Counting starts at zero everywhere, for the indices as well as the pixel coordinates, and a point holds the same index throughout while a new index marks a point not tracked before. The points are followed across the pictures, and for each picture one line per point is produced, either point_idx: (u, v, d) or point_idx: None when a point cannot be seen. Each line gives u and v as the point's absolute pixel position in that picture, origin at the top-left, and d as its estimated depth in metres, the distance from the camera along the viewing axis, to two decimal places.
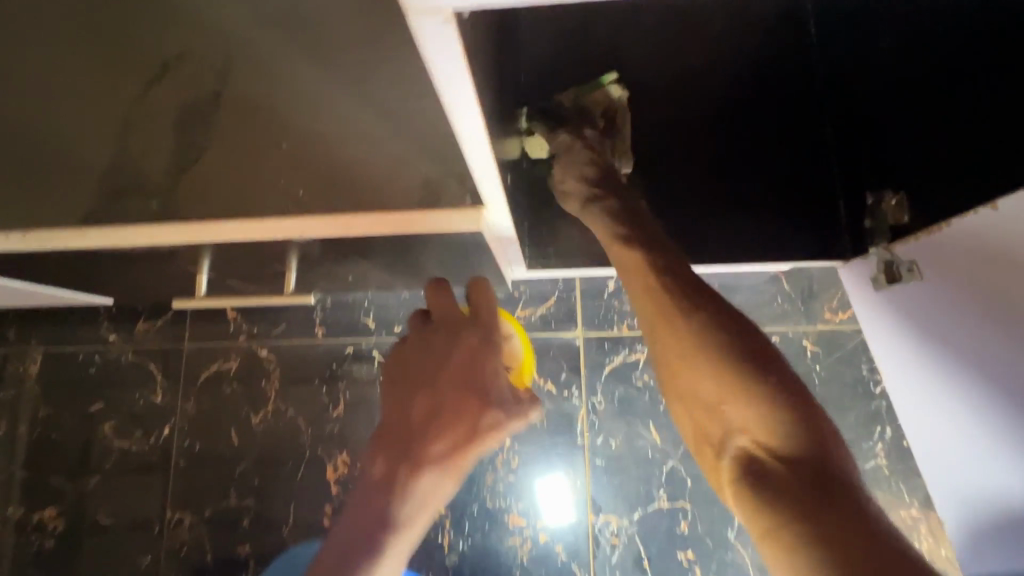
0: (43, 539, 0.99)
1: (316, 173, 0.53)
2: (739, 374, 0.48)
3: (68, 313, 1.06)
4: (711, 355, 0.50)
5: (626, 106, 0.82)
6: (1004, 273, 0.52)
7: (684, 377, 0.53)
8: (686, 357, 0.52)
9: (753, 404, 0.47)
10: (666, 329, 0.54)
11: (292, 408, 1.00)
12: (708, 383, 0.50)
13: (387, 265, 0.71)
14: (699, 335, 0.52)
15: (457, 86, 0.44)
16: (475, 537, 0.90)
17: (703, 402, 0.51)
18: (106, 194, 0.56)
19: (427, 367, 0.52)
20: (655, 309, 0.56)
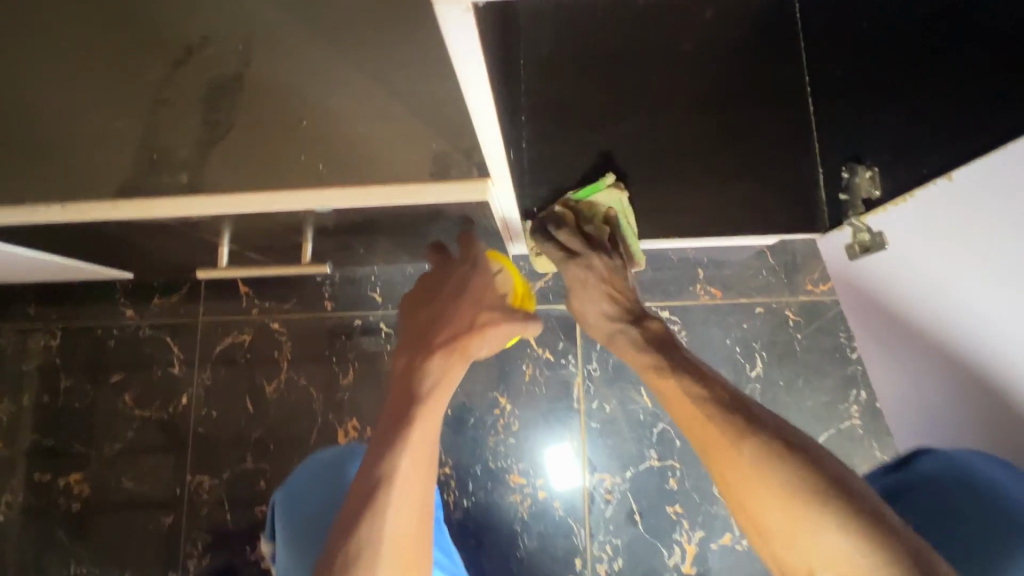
0: (70, 502, 1.05)
1: (336, 148, 0.57)
2: (823, 507, 0.40)
3: (87, 288, 1.11)
4: (765, 473, 0.42)
5: (626, 205, 0.87)
6: (991, 231, 0.56)
7: (750, 509, 0.44)
8: (738, 482, 0.44)
9: (848, 541, 0.38)
10: (707, 449, 0.47)
11: (304, 377, 1.05)
12: (774, 511, 0.42)
13: (396, 237, 0.76)
14: (744, 448, 0.44)
15: (472, 67, 0.48)
16: (478, 494, 0.96)
17: (779, 537, 0.42)
18: (139, 168, 0.60)
19: (434, 294, 0.64)
20: (690, 421, 0.49)
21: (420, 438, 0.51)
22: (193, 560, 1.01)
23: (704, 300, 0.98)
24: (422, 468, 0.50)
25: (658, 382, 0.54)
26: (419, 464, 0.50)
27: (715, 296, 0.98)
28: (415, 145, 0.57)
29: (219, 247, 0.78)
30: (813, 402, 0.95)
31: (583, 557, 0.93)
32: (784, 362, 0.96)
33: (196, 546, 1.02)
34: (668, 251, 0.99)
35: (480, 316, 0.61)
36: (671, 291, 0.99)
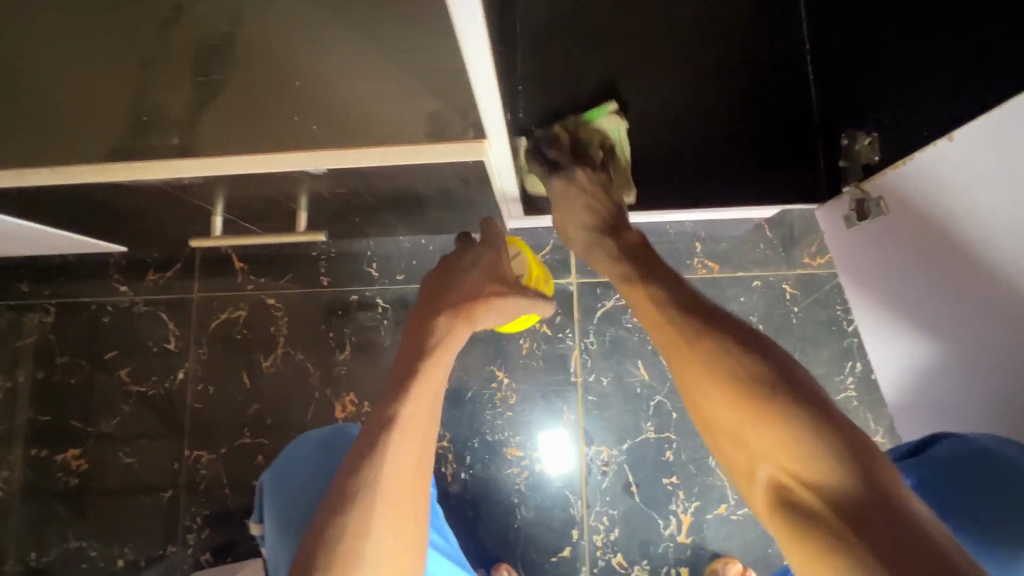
0: (68, 477, 1.05)
1: (329, 107, 0.56)
2: (768, 398, 0.43)
3: (80, 264, 1.10)
4: (719, 373, 0.47)
5: (625, 137, 0.83)
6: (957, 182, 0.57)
7: (707, 408, 0.48)
8: (699, 383, 0.48)
9: (786, 427, 0.42)
10: (677, 354, 0.51)
11: (301, 352, 1.05)
12: (725, 410, 0.46)
13: (392, 206, 0.75)
14: (711, 354, 0.48)
15: (468, 12, 0.47)
16: (476, 467, 0.96)
17: (730, 430, 0.46)
18: (130, 129, 0.59)
19: (449, 268, 0.65)
20: (663, 331, 0.53)
21: (420, 414, 0.51)
22: (192, 533, 1.02)
23: (702, 274, 0.98)
24: (420, 446, 0.50)
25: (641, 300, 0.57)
26: (416, 439, 0.50)
27: (712, 269, 0.98)
28: (411, 105, 0.56)
29: (213, 217, 0.77)
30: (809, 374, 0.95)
31: (580, 528, 0.94)
32: (781, 335, 0.96)
33: (195, 520, 1.02)
34: (666, 224, 0.99)
35: (491, 288, 0.61)
36: (669, 264, 0.99)
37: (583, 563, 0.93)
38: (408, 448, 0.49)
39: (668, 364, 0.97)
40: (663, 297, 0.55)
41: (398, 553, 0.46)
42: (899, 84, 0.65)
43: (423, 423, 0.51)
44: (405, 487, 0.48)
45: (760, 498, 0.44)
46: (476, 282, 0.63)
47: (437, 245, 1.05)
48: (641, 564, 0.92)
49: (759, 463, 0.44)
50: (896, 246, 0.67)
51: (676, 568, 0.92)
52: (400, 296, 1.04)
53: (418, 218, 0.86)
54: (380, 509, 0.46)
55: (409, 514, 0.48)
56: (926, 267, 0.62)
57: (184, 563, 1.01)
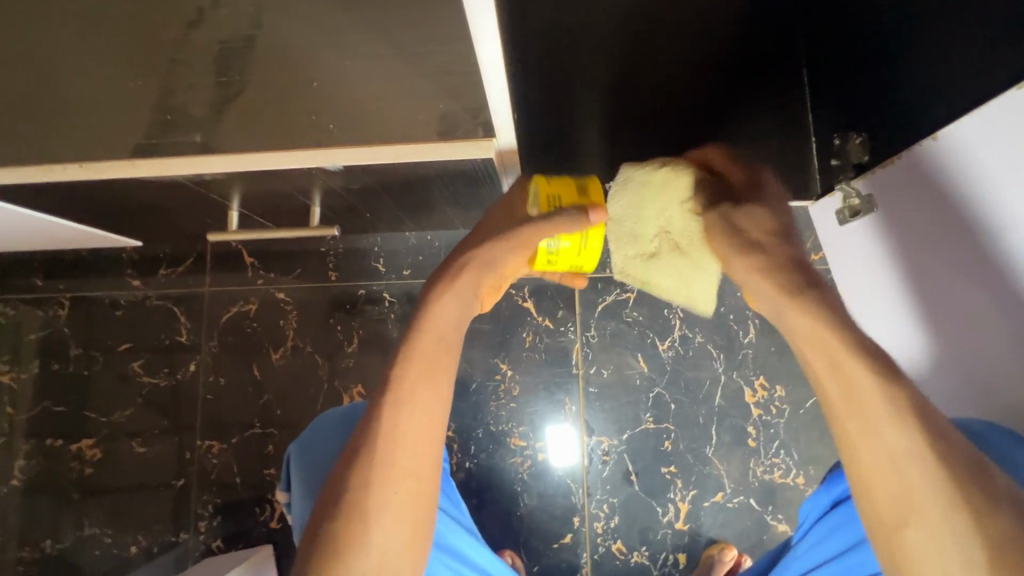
0: (83, 466, 1.08)
1: (345, 108, 0.59)
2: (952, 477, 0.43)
3: (94, 260, 1.13)
4: (922, 452, 0.44)
5: None
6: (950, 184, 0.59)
7: (886, 473, 0.45)
8: (872, 455, 0.46)
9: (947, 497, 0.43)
10: (847, 417, 0.46)
11: (310, 345, 1.08)
12: (918, 485, 0.44)
13: (402, 201, 0.78)
14: (898, 428, 0.44)
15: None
16: (480, 456, 0.99)
17: (887, 503, 0.46)
18: (155, 128, 0.62)
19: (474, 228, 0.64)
20: (842, 389, 0.46)
21: (418, 384, 0.56)
22: (204, 521, 1.05)
23: None
24: (422, 411, 0.56)
25: (791, 328, 0.49)
26: (421, 403, 0.56)
27: None
28: (422, 106, 0.58)
29: (229, 211, 0.80)
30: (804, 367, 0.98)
31: (581, 515, 0.97)
32: (776, 329, 0.99)
33: (207, 508, 1.05)
34: None
35: (481, 250, 0.60)
36: None
37: (584, 549, 0.96)
38: (409, 415, 0.55)
39: (666, 357, 1.00)
40: (842, 333, 0.46)
41: (399, 504, 0.54)
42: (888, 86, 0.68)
43: (424, 392, 0.56)
44: (405, 449, 0.55)
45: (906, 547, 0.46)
46: (484, 236, 0.61)
47: (442, 241, 1.08)
48: (639, 550, 0.95)
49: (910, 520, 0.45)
50: (937, 250, 0.62)
51: (673, 554, 0.95)
52: (406, 290, 1.07)
53: (425, 213, 0.89)
54: (379, 468, 0.54)
55: (411, 471, 0.55)
56: (975, 276, 0.58)
57: (197, 550, 1.04)
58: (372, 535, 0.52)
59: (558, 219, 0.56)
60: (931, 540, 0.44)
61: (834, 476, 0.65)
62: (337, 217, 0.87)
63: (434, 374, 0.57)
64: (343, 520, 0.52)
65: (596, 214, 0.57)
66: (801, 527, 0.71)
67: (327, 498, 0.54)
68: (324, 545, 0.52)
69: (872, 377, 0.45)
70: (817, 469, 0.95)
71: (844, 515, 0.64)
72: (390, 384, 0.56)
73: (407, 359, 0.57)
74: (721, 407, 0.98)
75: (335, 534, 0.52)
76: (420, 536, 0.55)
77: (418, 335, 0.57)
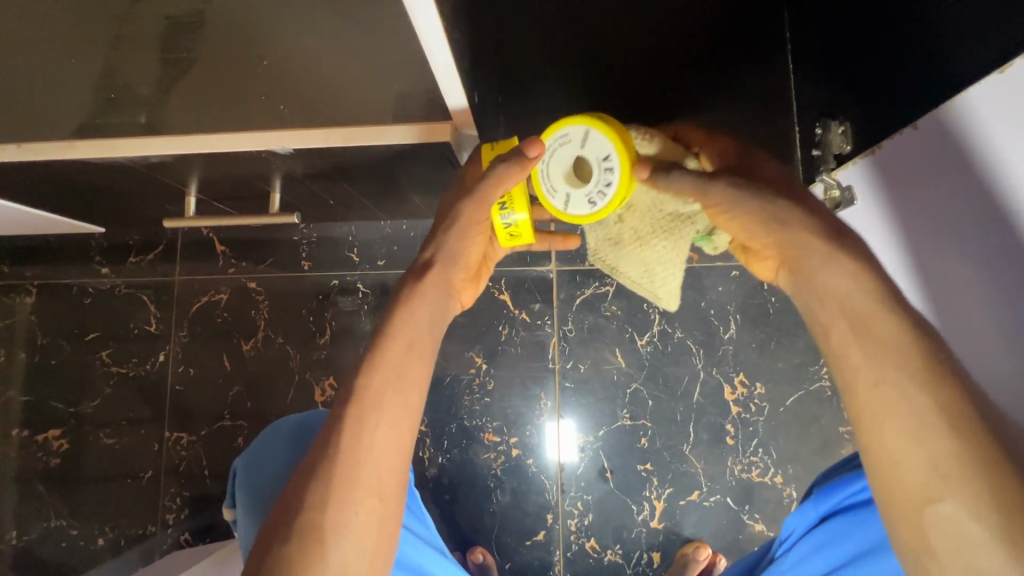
0: (49, 457, 1.06)
1: (295, 89, 0.56)
2: (963, 435, 0.41)
3: (61, 246, 1.10)
4: (924, 406, 0.42)
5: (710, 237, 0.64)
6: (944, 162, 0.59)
7: (905, 436, 0.43)
8: (903, 420, 0.43)
9: (968, 456, 0.41)
10: (875, 379, 0.44)
11: (281, 336, 1.05)
12: (926, 443, 0.42)
13: (368, 187, 0.76)
14: (929, 386, 0.42)
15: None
16: (453, 452, 0.97)
17: (911, 473, 0.43)
18: (98, 107, 0.59)
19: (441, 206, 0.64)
20: (871, 349, 0.45)
21: (386, 395, 0.54)
22: (172, 514, 1.03)
23: None
24: (390, 427, 0.54)
25: (817, 285, 0.48)
26: (388, 414, 0.54)
27: (690, 257, 0.98)
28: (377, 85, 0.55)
29: (188, 197, 0.79)
30: (785, 364, 0.95)
31: (554, 512, 0.95)
32: (756, 325, 0.97)
33: (175, 501, 1.03)
34: None
35: (438, 241, 0.61)
36: None
37: (557, 546, 0.94)
38: (377, 429, 0.53)
39: (645, 352, 0.97)
40: (873, 290, 0.45)
41: (362, 525, 0.51)
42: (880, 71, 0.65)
43: (392, 405, 0.54)
44: (371, 465, 0.52)
45: (933, 525, 0.42)
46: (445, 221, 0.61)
47: (418, 231, 1.05)
48: (613, 548, 0.94)
49: (935, 493, 0.42)
50: (943, 223, 0.61)
51: (647, 553, 0.93)
52: (379, 281, 1.05)
53: (395, 200, 0.86)
54: (342, 486, 0.51)
55: (375, 490, 0.52)
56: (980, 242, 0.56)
57: (164, 543, 1.02)
58: (330, 559, 0.49)
59: (496, 171, 0.54)
60: (964, 513, 0.41)
61: (820, 493, 0.65)
62: (302, 203, 0.85)
63: (403, 385, 0.55)
64: (297, 543, 0.49)
65: (533, 149, 0.54)
66: (785, 543, 0.70)
67: (281, 520, 0.51)
68: (273, 569, 0.49)
69: (904, 336, 0.44)
70: (796, 468, 0.93)
71: (829, 532, 0.63)
72: (355, 394, 0.54)
73: (373, 368, 0.55)
74: (699, 404, 0.96)
75: (287, 559, 0.49)
76: (383, 555, 0.53)
77: (389, 341, 0.56)
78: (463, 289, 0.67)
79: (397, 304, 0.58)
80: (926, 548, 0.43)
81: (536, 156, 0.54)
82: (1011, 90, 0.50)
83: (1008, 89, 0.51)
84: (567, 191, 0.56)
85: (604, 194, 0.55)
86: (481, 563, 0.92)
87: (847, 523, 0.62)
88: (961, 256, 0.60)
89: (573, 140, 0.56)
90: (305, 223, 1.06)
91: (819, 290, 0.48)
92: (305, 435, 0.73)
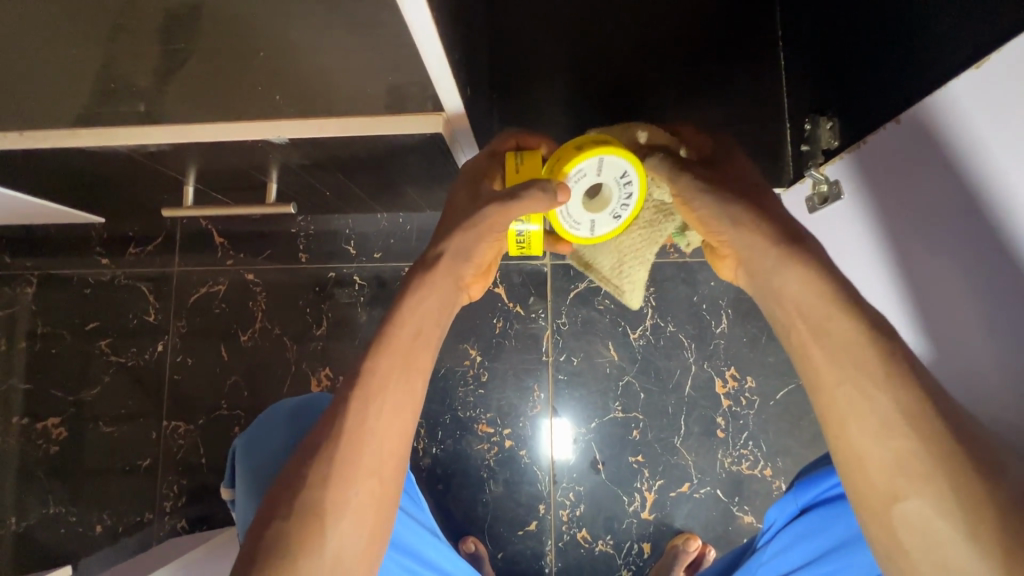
0: (48, 445, 1.07)
1: (289, 82, 0.57)
2: (925, 435, 0.43)
3: (62, 237, 1.11)
4: (885, 407, 0.44)
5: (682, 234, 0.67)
6: (920, 160, 0.59)
7: (869, 436, 0.45)
8: (863, 419, 0.45)
9: (926, 455, 0.42)
10: (837, 379, 0.46)
11: (278, 327, 1.07)
12: (889, 444, 0.44)
13: (364, 177, 0.77)
14: (885, 386, 0.44)
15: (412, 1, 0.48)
16: (447, 443, 0.99)
17: (878, 471, 0.45)
18: (97, 97, 0.59)
19: (453, 203, 0.63)
20: (831, 351, 0.47)
21: (391, 379, 0.56)
22: (170, 502, 1.04)
23: (673, 258, 1.00)
24: (393, 411, 0.55)
25: (774, 287, 0.50)
26: (389, 404, 0.55)
27: (683, 252, 0.99)
28: (370, 77, 0.56)
29: (186, 187, 0.81)
30: (775, 358, 0.97)
31: (546, 503, 0.96)
32: (748, 319, 0.98)
33: (173, 489, 1.04)
34: None
35: (445, 241, 0.60)
36: None
37: (549, 536, 0.95)
38: (379, 413, 0.55)
39: (637, 345, 0.98)
40: (827, 292, 0.47)
41: (361, 507, 0.53)
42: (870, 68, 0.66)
43: (396, 390, 0.56)
44: (371, 449, 0.54)
45: (899, 522, 0.44)
46: (454, 220, 0.61)
47: (415, 224, 1.06)
48: (604, 539, 0.95)
49: (899, 491, 0.44)
50: (916, 224, 0.61)
51: (638, 543, 0.94)
52: (376, 273, 1.06)
53: (391, 192, 0.87)
54: (344, 467, 0.53)
55: (375, 472, 0.54)
56: (950, 243, 0.57)
57: (161, 530, 1.03)
58: (328, 541, 0.51)
59: (524, 198, 0.54)
60: (928, 507, 0.42)
61: (802, 485, 0.65)
62: (299, 194, 0.86)
63: (407, 370, 0.57)
64: (297, 520, 0.51)
65: (562, 195, 0.54)
66: (766, 534, 0.71)
67: (282, 497, 0.52)
68: (273, 543, 0.50)
69: (858, 335, 0.46)
70: (785, 461, 0.94)
71: (809, 524, 0.65)
72: (362, 376, 0.56)
73: (380, 353, 0.57)
74: (690, 397, 0.97)
75: (288, 535, 0.50)
76: (376, 546, 0.54)
77: (397, 327, 0.58)
78: (474, 285, 0.66)
79: (406, 293, 0.59)
80: (890, 544, 0.45)
81: (563, 202, 0.54)
82: (971, 99, 0.52)
83: (969, 96, 0.52)
84: (591, 218, 0.58)
85: (627, 206, 0.59)
86: (474, 552, 0.94)
87: (828, 514, 0.63)
88: (931, 258, 0.60)
89: (588, 173, 0.55)
90: (303, 216, 1.07)
91: (785, 292, 0.50)
92: (299, 421, 0.74)
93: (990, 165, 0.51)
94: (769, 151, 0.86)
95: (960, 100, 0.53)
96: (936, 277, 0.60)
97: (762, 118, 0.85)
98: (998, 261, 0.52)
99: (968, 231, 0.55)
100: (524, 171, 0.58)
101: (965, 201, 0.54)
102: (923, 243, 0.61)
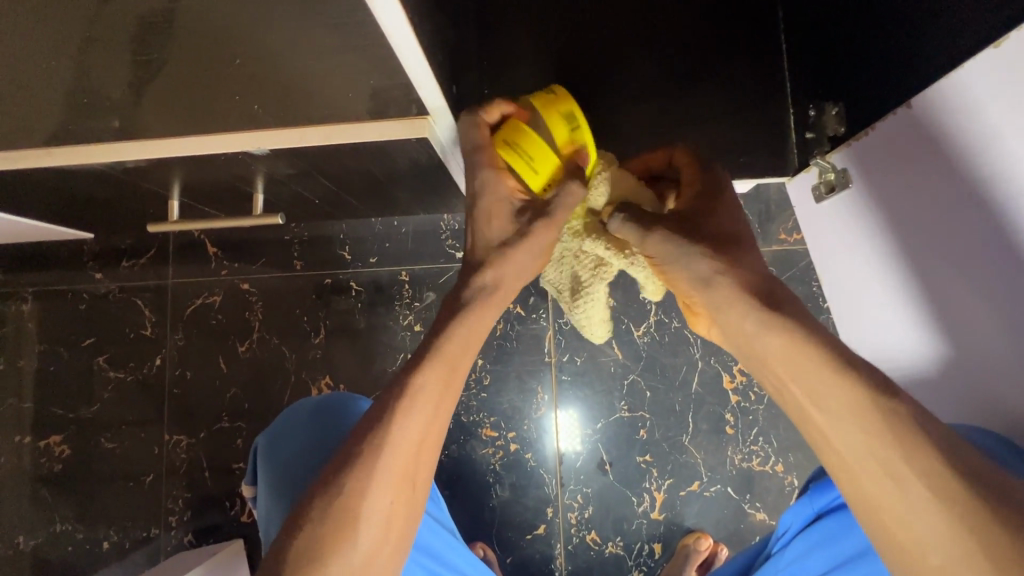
0: (51, 463, 1.06)
1: (267, 88, 0.54)
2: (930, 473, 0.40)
3: (55, 253, 1.10)
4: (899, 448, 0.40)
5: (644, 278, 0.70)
6: (932, 151, 0.56)
7: (881, 477, 0.41)
8: (867, 450, 0.42)
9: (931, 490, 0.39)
10: (831, 422, 0.43)
11: (276, 337, 1.05)
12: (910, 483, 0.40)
13: (351, 180, 0.74)
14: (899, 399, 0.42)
15: None
16: (452, 449, 0.97)
17: (893, 508, 0.41)
18: (69, 114, 0.57)
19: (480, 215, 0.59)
20: (831, 392, 0.43)
21: (439, 394, 0.53)
22: (175, 516, 1.03)
23: None
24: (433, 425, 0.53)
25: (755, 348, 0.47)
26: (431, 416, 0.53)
27: None
28: (352, 84, 0.54)
29: (171, 201, 0.79)
30: None
31: (554, 506, 0.95)
32: None
33: (177, 503, 1.04)
34: None
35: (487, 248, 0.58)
36: None
37: (558, 539, 0.94)
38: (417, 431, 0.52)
39: (642, 343, 0.96)
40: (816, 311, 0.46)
41: (390, 516, 0.51)
42: (881, 51, 0.63)
43: (442, 403, 0.53)
44: (406, 458, 0.52)
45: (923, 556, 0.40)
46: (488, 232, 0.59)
47: (410, 226, 1.04)
48: (614, 540, 0.93)
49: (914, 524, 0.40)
50: (927, 219, 0.58)
51: (649, 544, 0.93)
52: (373, 279, 1.04)
53: (382, 198, 0.85)
54: (376, 477, 0.50)
55: (407, 479, 0.52)
56: (966, 239, 0.54)
57: (168, 544, 1.03)
58: (357, 545, 0.50)
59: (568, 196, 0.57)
60: (938, 537, 0.39)
61: (816, 489, 0.64)
62: (287, 202, 0.84)
63: (454, 383, 0.54)
64: (331, 524, 0.49)
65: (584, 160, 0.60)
66: (782, 539, 0.68)
67: (313, 503, 0.50)
68: (302, 547, 0.49)
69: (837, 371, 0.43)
70: (797, 456, 0.93)
71: (826, 529, 0.63)
72: (406, 393, 0.52)
73: (429, 367, 0.53)
74: (698, 393, 0.95)
75: (319, 537, 0.49)
76: (399, 553, 0.53)
77: (451, 340, 0.54)
78: None
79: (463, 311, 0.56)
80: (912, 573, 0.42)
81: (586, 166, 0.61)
82: (978, 90, 0.50)
83: (970, 87, 0.50)
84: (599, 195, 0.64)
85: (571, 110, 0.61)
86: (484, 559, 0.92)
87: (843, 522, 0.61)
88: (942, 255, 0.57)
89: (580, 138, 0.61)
90: (296, 223, 1.05)
91: (803, 359, 0.44)
92: (299, 435, 0.73)
93: (998, 160, 0.49)
94: (772, 139, 0.82)
95: (971, 78, 0.50)
96: (933, 282, 0.59)
97: (762, 106, 0.82)
98: (994, 263, 0.52)
99: (970, 233, 0.53)
100: (540, 167, 0.57)
101: (960, 204, 0.54)
102: (929, 242, 0.58)
